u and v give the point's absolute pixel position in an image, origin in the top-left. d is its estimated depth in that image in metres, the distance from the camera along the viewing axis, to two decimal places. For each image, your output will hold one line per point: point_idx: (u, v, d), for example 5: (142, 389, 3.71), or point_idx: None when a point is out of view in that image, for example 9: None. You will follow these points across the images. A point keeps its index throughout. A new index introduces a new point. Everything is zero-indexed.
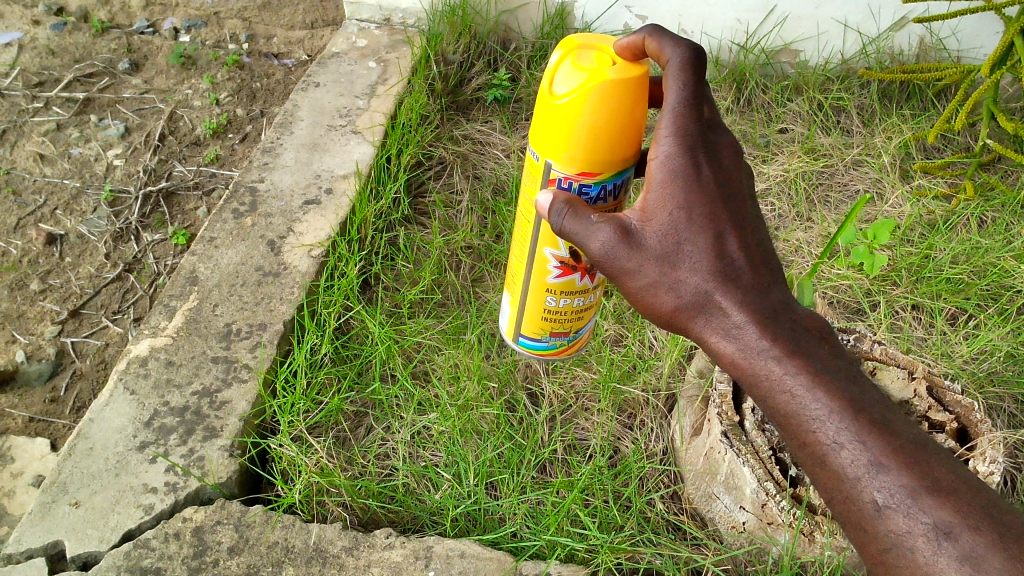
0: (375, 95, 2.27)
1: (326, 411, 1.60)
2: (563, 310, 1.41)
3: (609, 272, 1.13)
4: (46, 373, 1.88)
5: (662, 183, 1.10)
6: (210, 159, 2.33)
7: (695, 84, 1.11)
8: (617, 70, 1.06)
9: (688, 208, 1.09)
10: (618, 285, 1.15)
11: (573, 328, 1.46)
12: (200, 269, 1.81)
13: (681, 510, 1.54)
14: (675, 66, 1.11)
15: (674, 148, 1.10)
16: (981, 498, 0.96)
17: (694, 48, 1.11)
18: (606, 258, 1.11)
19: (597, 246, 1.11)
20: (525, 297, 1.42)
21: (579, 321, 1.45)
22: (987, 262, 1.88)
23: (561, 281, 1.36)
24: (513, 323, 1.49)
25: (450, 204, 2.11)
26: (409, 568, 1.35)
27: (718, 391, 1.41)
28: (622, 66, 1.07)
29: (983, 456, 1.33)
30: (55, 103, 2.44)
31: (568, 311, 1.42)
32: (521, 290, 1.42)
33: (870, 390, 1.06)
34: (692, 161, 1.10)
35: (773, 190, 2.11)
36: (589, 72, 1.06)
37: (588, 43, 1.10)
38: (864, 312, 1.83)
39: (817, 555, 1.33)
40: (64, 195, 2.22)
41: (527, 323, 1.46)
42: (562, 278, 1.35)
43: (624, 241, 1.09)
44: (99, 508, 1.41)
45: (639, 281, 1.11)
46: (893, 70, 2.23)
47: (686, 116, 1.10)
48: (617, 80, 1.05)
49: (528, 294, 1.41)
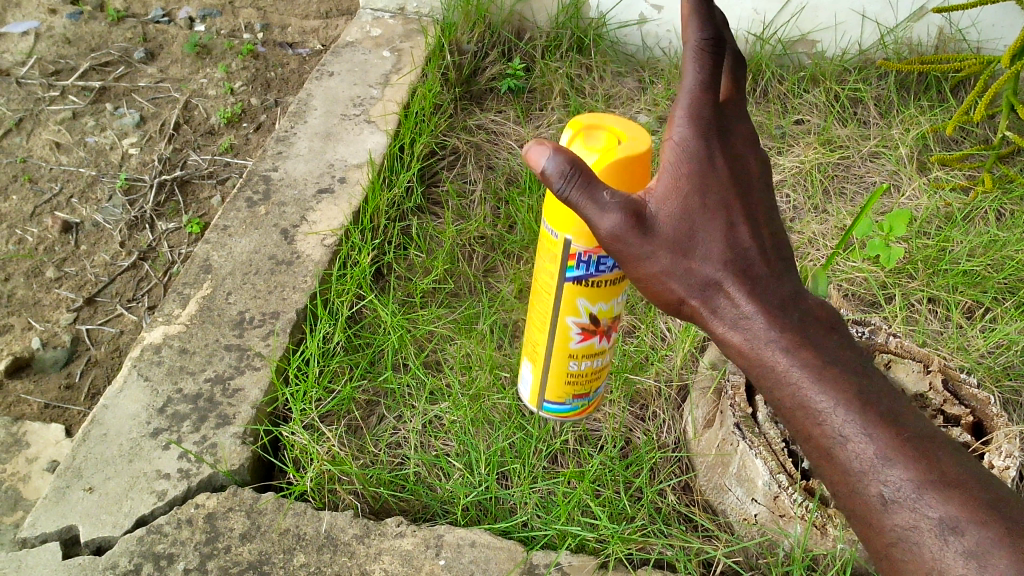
0: (389, 84, 2.26)
1: (338, 399, 1.62)
2: (584, 372, 1.42)
3: (617, 256, 1.08)
4: (61, 360, 1.89)
5: (675, 166, 1.07)
6: (224, 148, 2.33)
7: (712, 67, 1.10)
8: (626, 148, 1.12)
9: (702, 193, 1.07)
10: (623, 268, 1.11)
11: (592, 389, 1.48)
12: (214, 257, 1.81)
13: (692, 502, 1.52)
14: (692, 49, 1.09)
15: (690, 132, 1.08)
16: (984, 487, 0.96)
17: (713, 33, 1.10)
18: (617, 241, 1.06)
19: (608, 226, 1.05)
20: (546, 363, 1.42)
21: (598, 380, 1.48)
22: (1004, 255, 1.85)
23: (583, 345, 1.38)
24: (535, 390, 1.50)
25: (464, 193, 2.11)
26: (420, 556, 1.35)
27: (731, 383, 1.40)
28: (631, 144, 1.13)
29: (999, 450, 1.31)
30: (71, 91, 2.45)
31: (588, 372, 1.44)
32: (542, 357, 1.43)
33: (877, 381, 1.05)
34: (706, 147, 1.08)
35: (788, 181, 2.10)
36: (599, 151, 1.12)
37: (596, 124, 1.16)
38: (880, 305, 1.80)
39: (829, 548, 1.31)
40: (79, 183, 2.23)
41: (550, 387, 1.47)
42: (584, 342, 1.37)
43: (637, 223, 1.05)
44: (112, 494, 1.42)
45: (649, 268, 1.08)
46: (912, 61, 2.20)
47: (703, 99, 1.09)
48: (626, 158, 1.11)
49: (549, 360, 1.42)
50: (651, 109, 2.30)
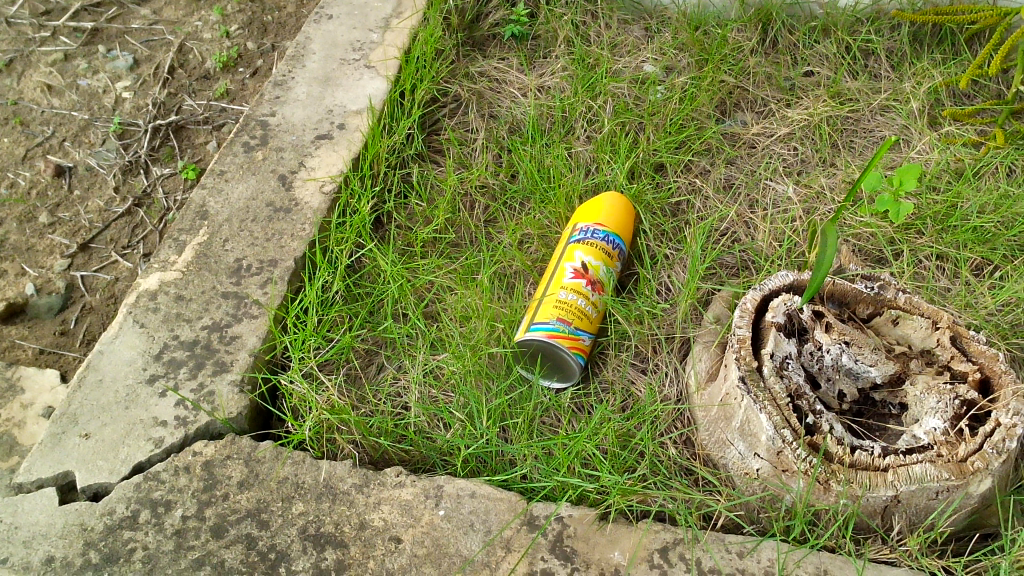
0: (389, 28, 2.20)
1: (337, 348, 1.60)
2: (569, 302, 1.56)
3: None
4: (56, 307, 1.87)
5: None
6: (220, 93, 2.28)
7: None
8: (609, 205, 1.72)
9: None
10: None
11: (578, 325, 1.55)
12: (210, 204, 1.78)
13: (694, 456, 1.50)
14: None
15: None
16: None
17: None
18: None
19: None
20: (538, 300, 1.58)
21: (584, 320, 1.56)
22: (1015, 212, 1.80)
23: (574, 281, 1.60)
24: (525, 323, 1.57)
25: (465, 141, 2.07)
26: (419, 506, 1.33)
27: (737, 336, 1.36)
28: (612, 204, 1.73)
29: (1006, 408, 1.27)
30: (62, 33, 2.38)
31: (575, 306, 1.56)
32: (537, 298, 1.59)
33: None
34: None
35: (796, 134, 2.06)
36: (604, 211, 1.71)
37: (602, 201, 1.73)
38: (887, 262, 1.78)
39: (832, 504, 1.29)
40: (72, 127, 2.18)
41: (539, 312, 1.56)
42: (574, 279, 1.60)
43: None
44: (109, 440, 1.41)
45: None
46: (926, 12, 2.15)
47: None
48: (610, 208, 1.72)
49: (542, 295, 1.59)
50: (657, 58, 2.24)
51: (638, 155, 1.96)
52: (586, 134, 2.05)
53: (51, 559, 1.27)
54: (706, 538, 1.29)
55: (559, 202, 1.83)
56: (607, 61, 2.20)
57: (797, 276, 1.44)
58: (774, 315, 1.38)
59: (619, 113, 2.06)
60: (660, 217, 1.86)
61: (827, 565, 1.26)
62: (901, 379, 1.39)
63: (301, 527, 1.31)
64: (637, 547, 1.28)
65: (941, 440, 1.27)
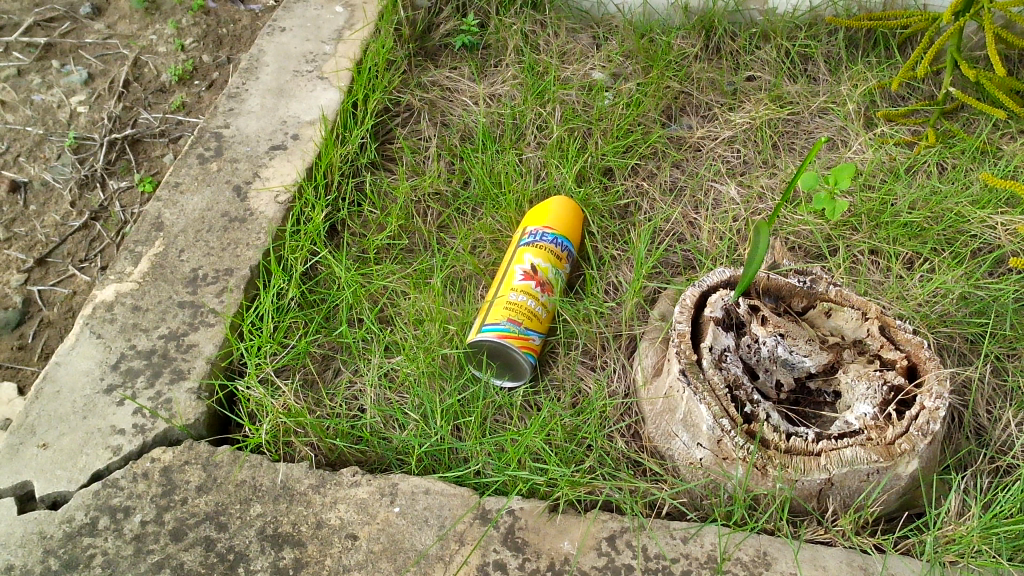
0: (342, 40, 2.24)
1: (293, 354, 1.64)
2: (518, 305, 1.61)
3: None
4: (13, 322, 1.88)
5: None
6: (175, 106, 2.30)
7: None
8: (558, 208, 1.78)
9: None
10: None
11: (527, 326, 1.60)
12: (165, 215, 1.81)
13: (641, 448, 1.56)
14: None
15: None
16: None
17: None
18: None
19: None
20: (490, 303, 1.63)
21: (533, 322, 1.61)
22: (945, 207, 1.87)
23: (523, 283, 1.64)
24: (477, 327, 1.62)
25: (418, 149, 2.12)
26: (375, 504, 1.37)
27: (677, 331, 1.42)
28: (559, 206, 1.78)
29: (929, 392, 1.34)
30: (15, 48, 2.39)
31: (524, 308, 1.61)
32: (489, 301, 1.64)
33: None
34: None
35: (738, 137, 2.13)
36: (553, 213, 1.76)
37: (550, 205, 1.78)
38: (824, 257, 1.86)
39: (770, 488, 1.34)
40: (27, 142, 2.19)
41: (490, 315, 1.61)
42: (524, 281, 1.65)
43: None
44: (66, 450, 1.43)
45: None
46: (860, 18, 2.21)
47: None
48: (558, 210, 1.77)
49: (494, 298, 1.64)
50: (605, 65, 2.31)
51: (585, 159, 2.02)
52: (536, 140, 2.11)
53: (10, 568, 1.29)
54: (651, 525, 1.34)
55: (509, 207, 1.89)
56: (555, 69, 2.26)
57: (733, 273, 1.51)
58: (712, 309, 1.45)
59: (567, 120, 2.12)
60: (608, 219, 1.93)
61: (766, 547, 1.32)
62: (834, 368, 1.45)
63: (259, 529, 1.34)
64: (585, 536, 1.33)
65: (871, 424, 1.34)
